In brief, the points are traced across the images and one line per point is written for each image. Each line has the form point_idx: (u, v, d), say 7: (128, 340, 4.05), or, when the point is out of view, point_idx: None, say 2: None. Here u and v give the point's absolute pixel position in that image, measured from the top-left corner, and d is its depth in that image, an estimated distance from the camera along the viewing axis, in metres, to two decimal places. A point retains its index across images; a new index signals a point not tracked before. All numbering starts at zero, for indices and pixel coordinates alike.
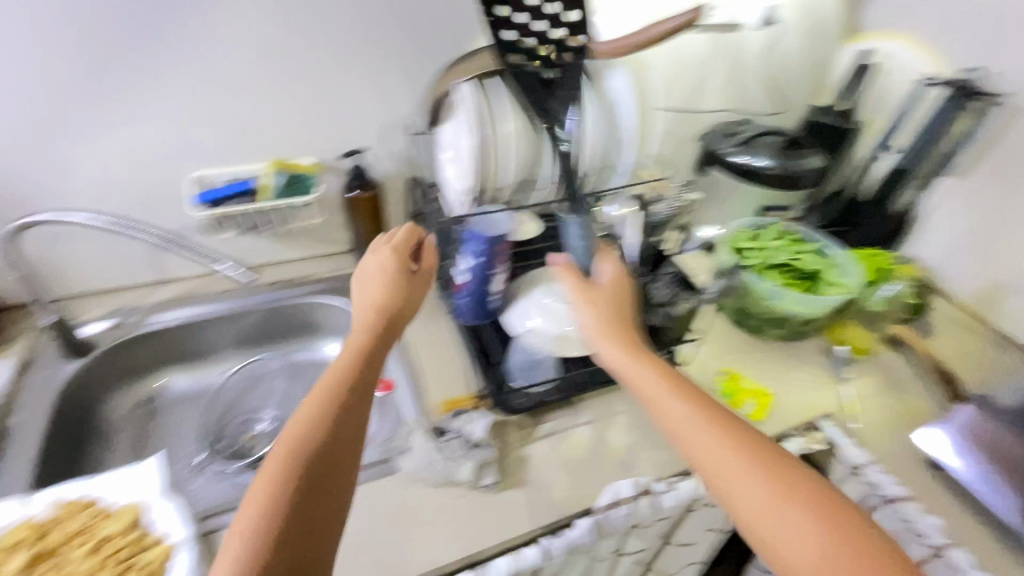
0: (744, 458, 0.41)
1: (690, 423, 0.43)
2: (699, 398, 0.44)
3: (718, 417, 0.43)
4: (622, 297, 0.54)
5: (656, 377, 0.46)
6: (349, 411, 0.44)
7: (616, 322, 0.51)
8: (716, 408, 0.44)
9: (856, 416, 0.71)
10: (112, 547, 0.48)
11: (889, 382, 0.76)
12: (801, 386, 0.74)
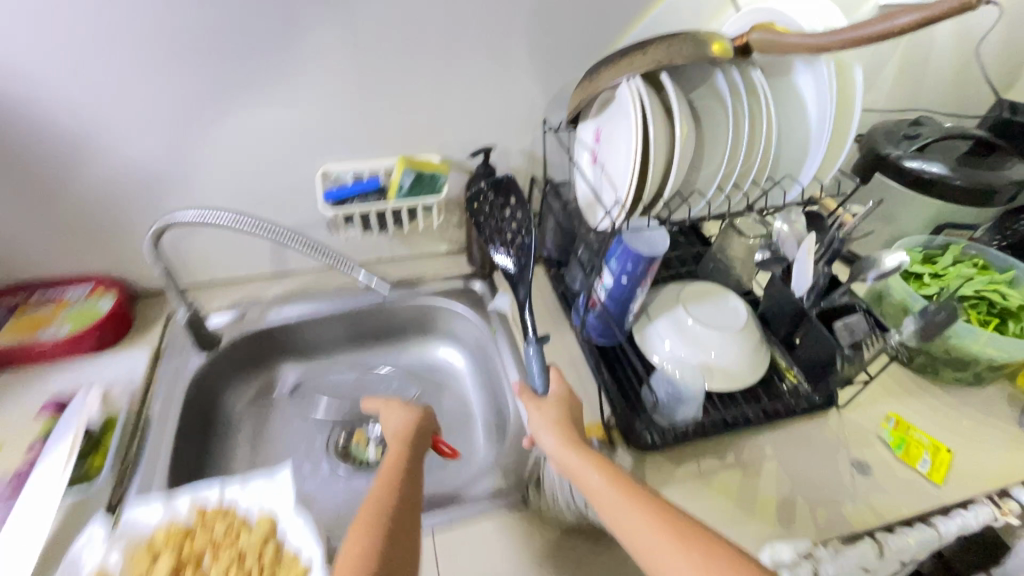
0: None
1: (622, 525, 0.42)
2: (649, 507, 0.42)
3: (677, 531, 0.40)
4: (575, 403, 0.55)
5: (615, 497, 0.44)
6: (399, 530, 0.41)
7: (571, 431, 0.50)
8: (647, 506, 0.42)
9: None
10: (255, 555, 0.47)
11: None
12: (984, 445, 0.62)
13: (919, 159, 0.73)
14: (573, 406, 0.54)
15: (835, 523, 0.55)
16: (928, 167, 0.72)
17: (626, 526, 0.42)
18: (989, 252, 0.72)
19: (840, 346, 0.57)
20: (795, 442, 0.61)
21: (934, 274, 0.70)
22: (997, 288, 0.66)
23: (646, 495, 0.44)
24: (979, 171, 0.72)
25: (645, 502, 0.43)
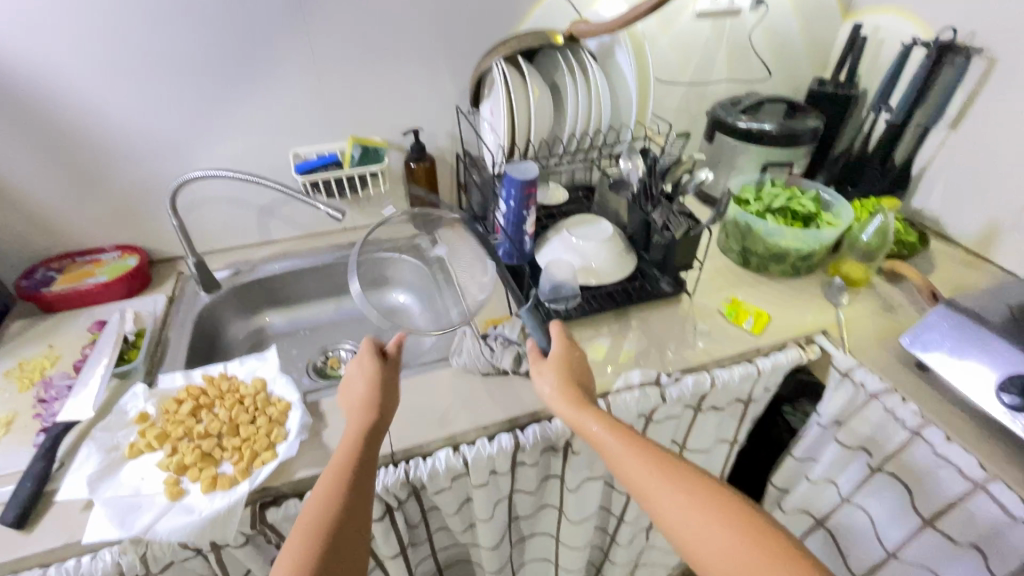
0: (725, 524, 0.45)
1: (631, 474, 0.50)
2: (651, 457, 0.50)
3: (662, 467, 0.49)
4: (574, 359, 0.63)
5: (619, 445, 0.52)
6: (359, 493, 0.50)
7: (569, 385, 0.59)
8: (656, 461, 0.50)
9: (845, 330, 0.81)
10: (252, 397, 0.67)
11: (881, 304, 0.85)
12: (799, 309, 0.85)
13: (753, 121, 0.97)
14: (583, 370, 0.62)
15: (677, 359, 0.76)
16: (761, 125, 0.95)
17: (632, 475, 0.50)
18: (804, 183, 0.99)
19: (661, 237, 0.80)
20: (653, 317, 0.83)
21: (757, 194, 0.94)
22: (795, 200, 0.91)
23: (652, 452, 0.51)
24: (790, 123, 0.96)
25: (656, 457, 0.50)
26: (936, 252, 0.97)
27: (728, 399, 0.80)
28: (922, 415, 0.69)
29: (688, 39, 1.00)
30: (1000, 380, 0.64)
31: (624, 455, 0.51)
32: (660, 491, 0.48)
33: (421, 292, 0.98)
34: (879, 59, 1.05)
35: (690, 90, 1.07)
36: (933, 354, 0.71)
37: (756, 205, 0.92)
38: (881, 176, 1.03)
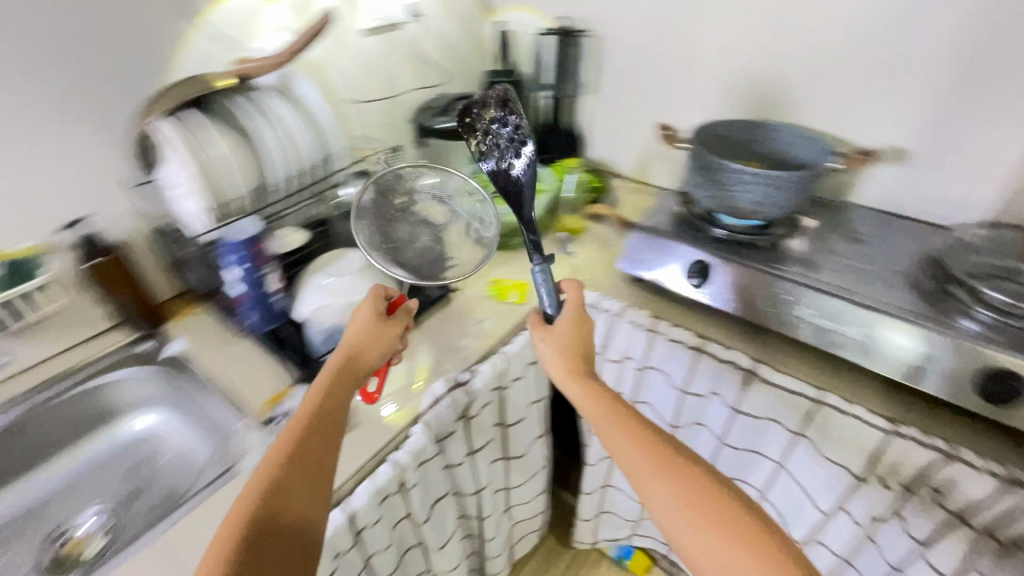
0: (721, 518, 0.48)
1: (628, 465, 0.53)
2: (643, 443, 0.54)
3: (646, 453, 0.53)
4: (581, 329, 0.66)
5: (601, 420, 0.57)
6: (292, 481, 0.49)
7: (568, 358, 0.63)
8: (658, 458, 0.52)
9: (581, 274, 0.97)
10: None
11: (598, 241, 1.05)
12: (545, 270, 0.99)
13: (451, 119, 1.05)
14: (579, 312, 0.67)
15: (468, 356, 0.81)
16: (460, 120, 1.04)
17: (630, 472, 0.53)
18: None
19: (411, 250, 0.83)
20: (435, 323, 0.86)
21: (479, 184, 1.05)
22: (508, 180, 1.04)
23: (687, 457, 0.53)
24: (482, 113, 1.07)
25: (659, 455, 0.53)
26: (618, 189, 1.23)
27: (524, 367, 0.89)
28: (650, 317, 0.88)
29: (364, 57, 1.04)
30: (687, 269, 0.86)
31: (609, 438, 0.56)
32: (640, 473, 0.52)
33: (171, 406, 0.81)
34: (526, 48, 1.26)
35: (386, 103, 1.11)
36: (640, 267, 0.91)
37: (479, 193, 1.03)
38: (562, 141, 1.25)
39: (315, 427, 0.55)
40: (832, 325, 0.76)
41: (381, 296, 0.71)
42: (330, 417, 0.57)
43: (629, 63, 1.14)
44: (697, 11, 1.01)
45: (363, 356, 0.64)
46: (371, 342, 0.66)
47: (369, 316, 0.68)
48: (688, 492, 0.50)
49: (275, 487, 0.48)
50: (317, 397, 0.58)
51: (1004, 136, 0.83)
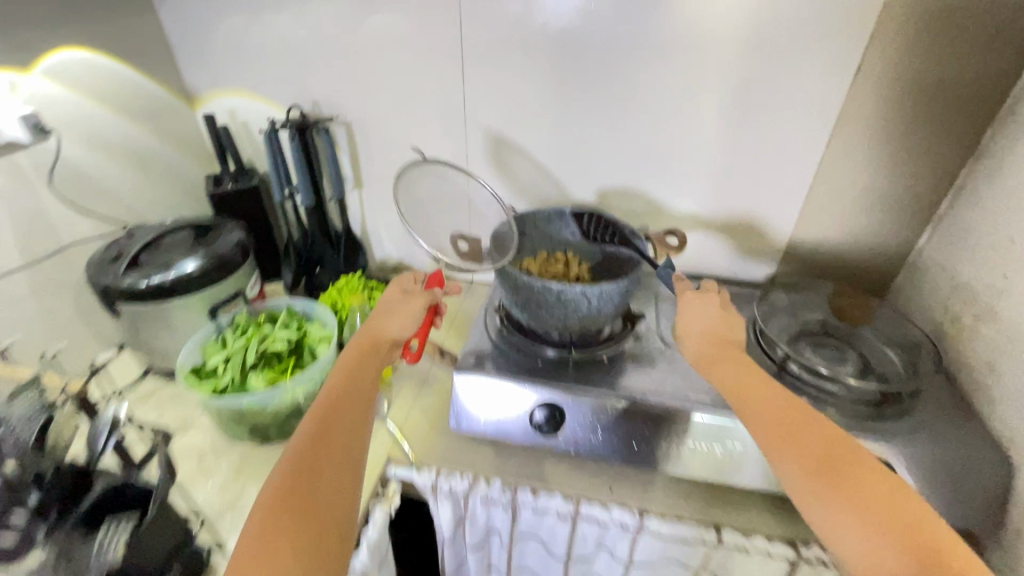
0: (869, 486, 0.44)
1: (778, 429, 0.50)
2: (800, 425, 0.50)
3: (830, 444, 0.48)
4: (732, 326, 0.65)
5: (743, 395, 0.54)
6: (313, 466, 0.48)
7: (720, 344, 0.61)
8: (832, 462, 0.46)
9: (404, 444, 0.73)
10: None
11: (412, 384, 0.82)
12: None
13: (162, 268, 0.73)
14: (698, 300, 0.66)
15: None
16: (179, 268, 0.73)
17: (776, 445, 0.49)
18: (269, 304, 0.83)
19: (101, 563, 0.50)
20: None
21: (227, 355, 0.73)
22: (266, 341, 0.74)
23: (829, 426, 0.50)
24: (213, 248, 0.78)
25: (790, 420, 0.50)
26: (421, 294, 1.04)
27: None
28: (506, 485, 0.68)
29: None
30: (528, 415, 0.69)
31: (783, 408, 0.52)
32: (796, 428, 0.49)
33: None
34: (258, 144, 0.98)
35: (32, 265, 0.72)
36: (476, 420, 0.71)
37: (223, 375, 0.70)
38: (336, 251, 1.01)
39: (322, 442, 0.51)
40: (705, 447, 0.65)
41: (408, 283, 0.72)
42: (339, 426, 0.53)
43: (397, 151, 0.95)
44: (462, 92, 0.87)
45: (387, 331, 0.65)
46: (390, 319, 0.67)
47: (396, 305, 0.68)
48: (835, 455, 0.47)
49: (270, 514, 0.45)
50: (347, 367, 0.60)
51: (779, 198, 0.84)
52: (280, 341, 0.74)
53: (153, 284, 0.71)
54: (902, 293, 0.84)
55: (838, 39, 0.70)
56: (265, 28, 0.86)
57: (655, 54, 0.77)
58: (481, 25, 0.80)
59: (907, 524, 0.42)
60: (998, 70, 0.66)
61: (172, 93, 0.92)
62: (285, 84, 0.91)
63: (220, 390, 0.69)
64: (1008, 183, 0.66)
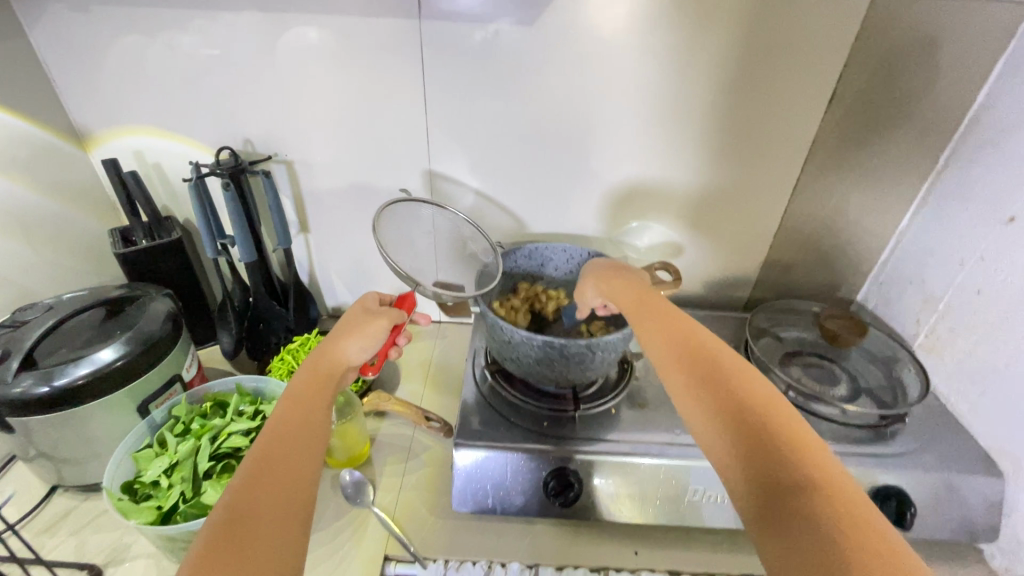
0: (764, 435, 0.42)
1: (695, 384, 0.48)
2: (699, 376, 0.48)
3: (723, 393, 0.46)
4: (635, 288, 0.64)
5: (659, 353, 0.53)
6: (240, 517, 0.40)
7: (637, 305, 0.60)
8: (713, 397, 0.46)
9: (401, 537, 0.64)
10: None
11: (398, 459, 0.73)
12: (342, 564, 0.62)
13: (72, 360, 0.59)
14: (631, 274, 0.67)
15: None
16: (94, 359, 0.59)
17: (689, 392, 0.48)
18: (213, 386, 0.69)
19: None
20: None
21: (171, 464, 0.59)
22: (220, 439, 0.61)
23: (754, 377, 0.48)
24: (137, 327, 0.64)
25: (714, 371, 0.48)
26: None
27: None
28: (524, 565, 0.61)
29: None
30: (540, 487, 0.63)
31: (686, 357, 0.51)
32: (699, 381, 0.48)
33: None
34: (176, 190, 0.84)
35: None
36: (482, 496, 0.64)
37: (172, 490, 0.57)
38: (284, 307, 0.88)
39: (263, 471, 0.43)
40: (727, 498, 0.63)
41: (371, 302, 0.64)
42: (280, 453, 0.45)
43: (345, 189, 0.85)
44: (425, 124, 0.79)
45: (337, 353, 0.56)
46: (343, 340, 0.57)
47: (353, 323, 0.59)
48: (739, 406, 0.45)
49: (208, 548, 0.37)
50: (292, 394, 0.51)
51: (755, 222, 0.84)
52: (238, 436, 0.62)
53: (60, 385, 0.57)
54: (869, 305, 0.88)
55: (811, 65, 0.70)
56: (182, 56, 0.73)
57: (631, 80, 0.74)
58: (443, 50, 0.72)
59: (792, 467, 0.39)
60: (955, 95, 0.70)
61: (58, 136, 0.76)
62: (210, 120, 0.78)
63: (167, 511, 0.56)
64: (971, 200, 0.70)
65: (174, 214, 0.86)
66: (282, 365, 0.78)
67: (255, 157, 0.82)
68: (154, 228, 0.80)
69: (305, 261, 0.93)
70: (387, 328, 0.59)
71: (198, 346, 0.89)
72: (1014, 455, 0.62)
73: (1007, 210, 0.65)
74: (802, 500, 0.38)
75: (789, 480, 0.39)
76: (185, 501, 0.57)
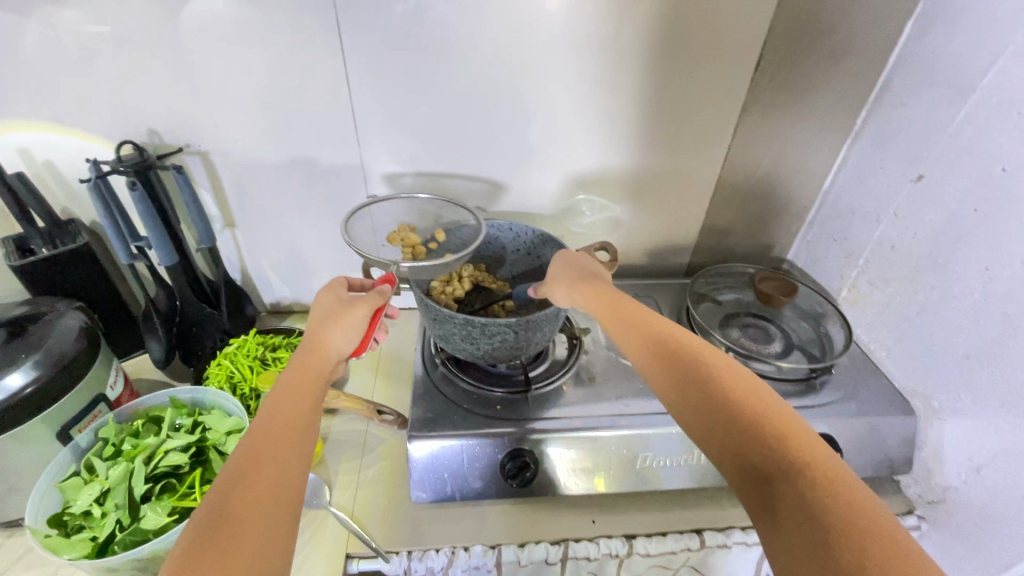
0: (742, 417, 0.44)
1: (687, 390, 0.48)
2: (684, 378, 0.48)
3: (704, 397, 0.46)
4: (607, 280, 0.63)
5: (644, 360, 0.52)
6: (234, 513, 0.39)
7: (607, 305, 0.58)
8: (696, 397, 0.47)
9: (361, 533, 0.63)
10: None
11: (352, 457, 0.72)
12: (303, 566, 0.61)
13: None
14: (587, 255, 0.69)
15: None
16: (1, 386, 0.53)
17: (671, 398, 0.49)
18: (144, 401, 0.65)
19: None
20: None
21: (103, 491, 0.56)
22: (155, 458, 0.57)
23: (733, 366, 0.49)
24: (45, 347, 0.58)
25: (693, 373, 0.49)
26: None
27: None
28: (486, 546, 0.63)
29: None
30: (498, 470, 0.64)
31: (665, 362, 0.51)
32: (677, 385, 0.48)
33: None
34: (76, 190, 0.76)
35: None
36: (441, 485, 0.64)
37: (105, 519, 0.54)
38: (216, 309, 0.83)
39: (253, 464, 0.42)
40: (675, 461, 0.66)
41: (342, 287, 0.60)
42: (272, 447, 0.43)
43: (272, 178, 0.80)
44: (352, 104, 0.74)
45: (325, 344, 0.53)
46: (326, 331, 0.54)
47: (335, 307, 0.56)
48: (729, 406, 0.45)
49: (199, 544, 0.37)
50: (282, 389, 0.48)
51: (691, 189, 0.86)
52: (177, 453, 0.58)
53: None
54: (799, 262, 0.92)
55: (737, 30, 0.71)
56: (65, 34, 0.64)
57: (565, 48, 0.71)
58: (364, 23, 0.68)
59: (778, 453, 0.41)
60: (872, 57, 0.72)
61: None
62: (106, 110, 0.70)
63: (103, 542, 0.53)
64: (885, 159, 0.74)
65: (77, 216, 0.78)
66: (220, 371, 0.74)
67: (164, 149, 0.75)
68: (55, 233, 0.73)
69: (234, 257, 0.88)
70: (367, 315, 0.56)
71: (123, 357, 0.83)
72: (925, 394, 0.68)
73: (917, 168, 0.69)
74: (794, 480, 0.39)
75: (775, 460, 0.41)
76: (123, 529, 0.54)
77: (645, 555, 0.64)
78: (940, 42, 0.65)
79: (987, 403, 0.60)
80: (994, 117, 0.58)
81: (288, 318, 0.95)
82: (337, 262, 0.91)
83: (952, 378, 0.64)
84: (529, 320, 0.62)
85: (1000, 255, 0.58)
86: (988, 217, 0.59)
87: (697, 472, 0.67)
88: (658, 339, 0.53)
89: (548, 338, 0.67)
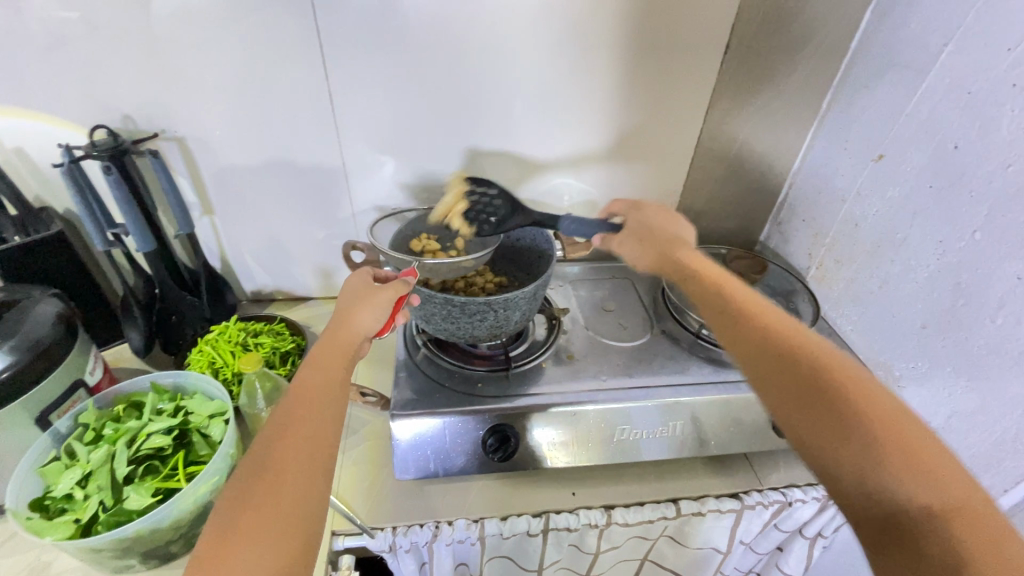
0: (870, 439, 0.41)
1: (803, 402, 0.44)
2: (800, 390, 0.45)
3: (824, 414, 0.43)
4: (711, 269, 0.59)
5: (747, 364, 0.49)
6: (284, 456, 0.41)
7: (712, 303, 0.54)
8: (811, 411, 0.44)
9: (346, 511, 0.64)
10: None
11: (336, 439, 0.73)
12: None
13: None
14: (665, 236, 0.66)
15: None
16: None
17: (783, 407, 0.46)
18: (125, 387, 0.65)
19: None
20: None
21: (85, 474, 0.56)
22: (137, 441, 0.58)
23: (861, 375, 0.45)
24: (21, 333, 0.57)
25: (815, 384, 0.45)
26: (315, 324, 0.92)
27: None
28: (470, 520, 0.64)
29: None
30: (480, 446, 0.66)
31: (775, 365, 0.47)
32: (792, 396, 0.45)
33: None
34: (48, 178, 0.75)
35: None
36: (424, 462, 0.65)
37: (87, 501, 0.54)
38: (196, 297, 0.83)
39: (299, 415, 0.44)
40: (651, 433, 0.68)
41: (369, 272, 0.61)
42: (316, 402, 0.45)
43: (249, 163, 0.80)
44: (329, 88, 0.74)
45: (361, 315, 0.54)
46: (360, 303, 0.55)
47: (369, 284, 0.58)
48: (858, 426, 0.42)
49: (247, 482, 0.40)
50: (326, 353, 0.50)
51: (666, 173, 0.88)
52: (159, 436, 0.59)
53: None
54: (770, 244, 0.95)
55: (707, 14, 0.73)
56: (33, 18, 0.63)
57: (539, 33, 0.73)
58: (338, 7, 0.68)
59: (915, 484, 0.39)
60: (835, 41, 0.75)
61: None
62: (77, 96, 0.70)
63: (86, 523, 0.53)
64: (849, 141, 0.77)
65: (49, 205, 0.77)
66: (201, 357, 0.74)
67: (139, 135, 0.74)
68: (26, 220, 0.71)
69: (213, 245, 0.87)
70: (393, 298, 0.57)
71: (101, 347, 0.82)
72: (887, 364, 0.71)
73: (877, 149, 0.72)
74: (931, 519, 0.38)
75: (913, 501, 0.39)
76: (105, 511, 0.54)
77: (624, 525, 0.66)
78: (898, 26, 0.68)
79: (941, 369, 0.63)
80: (946, 97, 0.61)
81: (269, 306, 0.95)
82: (317, 248, 0.91)
83: (911, 347, 0.67)
84: (508, 297, 0.63)
85: (953, 229, 0.61)
86: (943, 193, 0.62)
87: (673, 444, 0.69)
88: (768, 341, 0.48)
89: (527, 317, 0.68)
